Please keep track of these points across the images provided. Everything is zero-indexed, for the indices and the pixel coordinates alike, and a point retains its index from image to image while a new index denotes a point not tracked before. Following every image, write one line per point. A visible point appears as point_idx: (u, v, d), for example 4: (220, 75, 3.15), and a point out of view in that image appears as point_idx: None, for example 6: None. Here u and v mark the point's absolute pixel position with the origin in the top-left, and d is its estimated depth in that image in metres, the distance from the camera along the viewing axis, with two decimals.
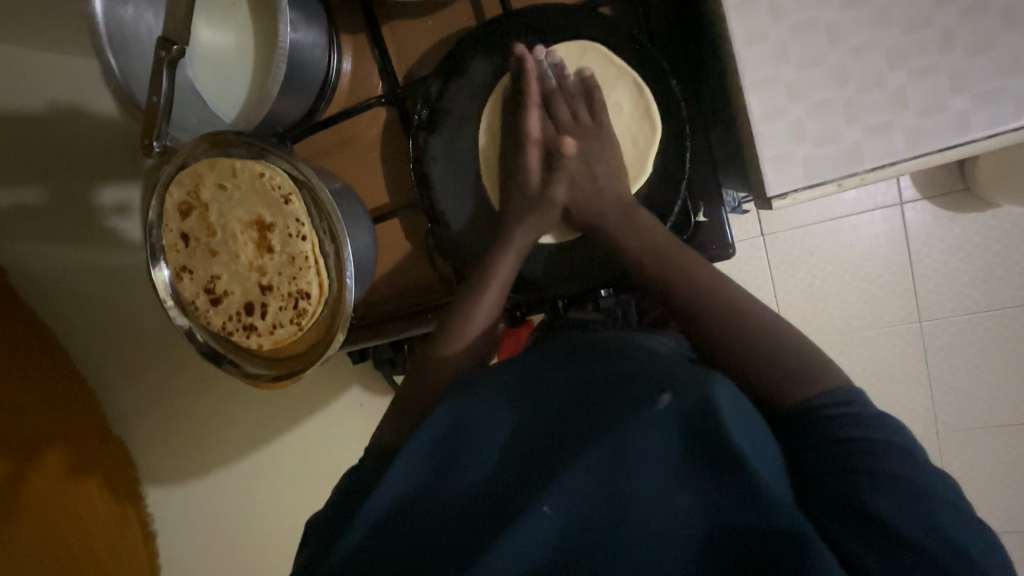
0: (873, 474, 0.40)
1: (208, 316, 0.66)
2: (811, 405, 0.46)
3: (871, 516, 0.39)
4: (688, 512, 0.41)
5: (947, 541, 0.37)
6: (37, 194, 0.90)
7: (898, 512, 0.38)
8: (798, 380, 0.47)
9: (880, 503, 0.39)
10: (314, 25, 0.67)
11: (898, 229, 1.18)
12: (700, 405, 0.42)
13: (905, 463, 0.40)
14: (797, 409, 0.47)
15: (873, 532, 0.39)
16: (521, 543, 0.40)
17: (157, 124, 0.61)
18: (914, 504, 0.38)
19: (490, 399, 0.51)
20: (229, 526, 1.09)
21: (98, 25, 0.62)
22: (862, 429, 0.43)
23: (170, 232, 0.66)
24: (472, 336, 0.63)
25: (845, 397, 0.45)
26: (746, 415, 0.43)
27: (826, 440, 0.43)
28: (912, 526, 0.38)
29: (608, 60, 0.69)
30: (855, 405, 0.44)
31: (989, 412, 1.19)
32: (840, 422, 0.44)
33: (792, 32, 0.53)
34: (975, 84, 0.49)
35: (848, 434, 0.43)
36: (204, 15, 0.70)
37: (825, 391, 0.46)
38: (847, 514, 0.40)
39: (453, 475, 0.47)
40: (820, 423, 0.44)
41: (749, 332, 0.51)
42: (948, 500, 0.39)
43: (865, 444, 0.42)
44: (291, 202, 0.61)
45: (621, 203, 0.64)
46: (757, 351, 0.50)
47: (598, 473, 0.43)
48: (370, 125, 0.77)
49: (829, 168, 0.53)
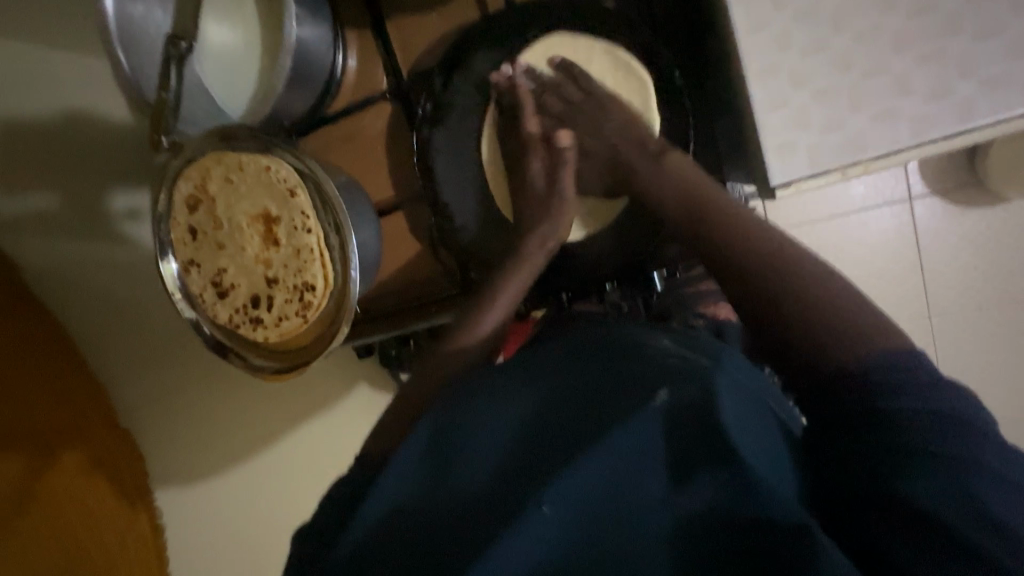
0: (920, 462, 0.40)
1: (215, 308, 0.67)
2: (863, 372, 0.45)
3: (917, 509, 0.39)
4: (680, 503, 0.41)
5: (992, 524, 0.37)
6: (51, 200, 0.91)
7: (942, 500, 0.39)
8: (852, 337, 0.46)
9: (921, 492, 0.39)
10: (321, 20, 0.68)
11: (907, 224, 1.17)
12: (700, 403, 0.44)
13: (953, 440, 0.40)
14: (849, 372, 0.45)
15: (919, 526, 0.39)
16: (533, 538, 0.40)
17: (166, 118, 0.62)
18: (957, 487, 0.39)
19: (490, 396, 0.51)
20: (237, 521, 1.10)
21: (108, 22, 0.63)
22: (918, 401, 0.42)
23: (178, 226, 0.67)
24: (493, 327, 0.63)
25: (901, 361, 0.44)
26: (746, 407, 0.46)
27: (873, 422, 0.43)
28: (958, 514, 0.38)
29: (604, 49, 0.69)
30: (912, 368, 0.44)
31: (1002, 410, 1.17)
32: (891, 391, 0.43)
33: (795, 19, 0.53)
34: (981, 68, 0.49)
35: (900, 414, 0.42)
36: (212, 12, 0.71)
37: (884, 352, 0.45)
38: (893, 507, 0.40)
39: (453, 468, 0.46)
40: (867, 403, 0.43)
41: (797, 296, 0.50)
42: (999, 477, 0.39)
43: (913, 421, 0.41)
44: (297, 195, 0.62)
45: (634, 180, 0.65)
46: (811, 310, 0.49)
47: (600, 470, 0.42)
48: (375, 120, 0.78)
49: (834, 155, 0.53)
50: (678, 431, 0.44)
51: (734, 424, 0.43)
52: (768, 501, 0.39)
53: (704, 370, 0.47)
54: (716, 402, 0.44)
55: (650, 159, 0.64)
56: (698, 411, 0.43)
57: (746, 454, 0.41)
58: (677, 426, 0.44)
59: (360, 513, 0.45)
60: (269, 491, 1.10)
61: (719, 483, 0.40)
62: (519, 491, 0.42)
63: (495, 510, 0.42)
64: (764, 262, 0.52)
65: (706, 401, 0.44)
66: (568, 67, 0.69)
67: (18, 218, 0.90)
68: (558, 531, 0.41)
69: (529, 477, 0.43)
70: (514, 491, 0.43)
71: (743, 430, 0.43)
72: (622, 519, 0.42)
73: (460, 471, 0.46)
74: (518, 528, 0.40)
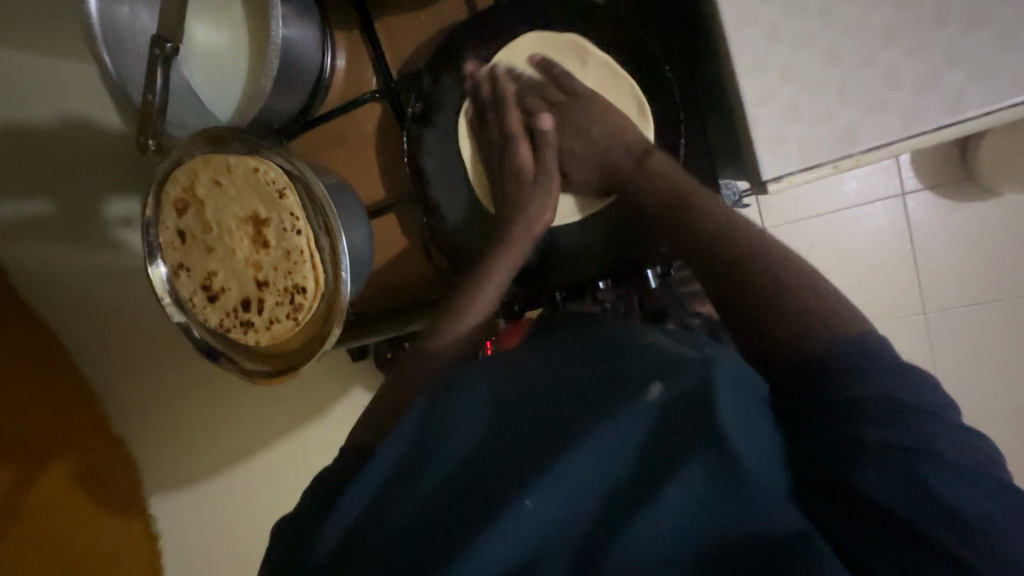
0: (869, 450, 0.40)
1: (205, 312, 0.66)
2: (820, 355, 0.45)
3: (864, 497, 0.38)
4: (675, 502, 0.38)
5: (950, 514, 0.36)
6: (45, 205, 0.91)
7: (892, 485, 0.38)
8: (810, 323, 0.46)
9: (871, 478, 0.39)
10: (307, 21, 0.67)
11: (900, 219, 1.17)
12: (692, 393, 0.41)
13: (908, 431, 0.39)
14: (809, 360, 0.45)
15: (872, 516, 0.38)
16: (509, 542, 0.38)
17: (152, 122, 0.61)
18: (912, 476, 0.38)
19: (473, 390, 0.50)
20: (229, 527, 1.09)
21: (93, 24, 0.62)
22: (873, 385, 0.41)
23: (167, 229, 0.67)
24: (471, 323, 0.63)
25: (860, 345, 0.44)
26: (749, 401, 0.42)
27: (825, 412, 0.43)
28: (912, 503, 0.37)
29: (575, 50, 0.69)
30: (864, 355, 0.43)
31: (998, 404, 1.17)
32: (842, 376, 0.43)
33: (783, 13, 0.53)
34: (968, 60, 0.49)
35: (854, 397, 0.42)
36: (198, 14, 0.70)
37: (838, 339, 0.44)
38: (842, 496, 0.40)
39: (428, 470, 0.45)
40: (821, 386, 0.44)
41: (771, 283, 0.50)
42: (956, 466, 0.38)
43: (864, 409, 0.41)
44: (286, 196, 0.61)
45: (632, 151, 0.64)
46: (782, 300, 0.49)
47: (583, 464, 0.40)
48: (366, 120, 0.77)
49: (825, 149, 0.53)
50: (672, 423, 0.41)
51: (732, 414, 0.40)
52: (759, 497, 0.37)
53: (703, 359, 0.44)
54: (717, 391, 0.40)
55: (633, 160, 0.64)
56: (696, 401, 0.40)
57: (740, 447, 0.38)
58: (672, 417, 0.41)
59: (337, 507, 0.45)
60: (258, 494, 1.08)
61: (713, 474, 0.38)
62: (500, 489, 0.41)
63: (472, 508, 0.41)
64: (738, 252, 0.53)
65: (705, 390, 0.41)
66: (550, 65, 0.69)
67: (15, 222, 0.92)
68: (537, 527, 0.39)
69: (509, 474, 0.42)
70: (491, 493, 0.41)
71: (743, 423, 0.40)
72: (607, 518, 0.39)
73: (441, 468, 0.44)
74: (493, 529, 0.38)
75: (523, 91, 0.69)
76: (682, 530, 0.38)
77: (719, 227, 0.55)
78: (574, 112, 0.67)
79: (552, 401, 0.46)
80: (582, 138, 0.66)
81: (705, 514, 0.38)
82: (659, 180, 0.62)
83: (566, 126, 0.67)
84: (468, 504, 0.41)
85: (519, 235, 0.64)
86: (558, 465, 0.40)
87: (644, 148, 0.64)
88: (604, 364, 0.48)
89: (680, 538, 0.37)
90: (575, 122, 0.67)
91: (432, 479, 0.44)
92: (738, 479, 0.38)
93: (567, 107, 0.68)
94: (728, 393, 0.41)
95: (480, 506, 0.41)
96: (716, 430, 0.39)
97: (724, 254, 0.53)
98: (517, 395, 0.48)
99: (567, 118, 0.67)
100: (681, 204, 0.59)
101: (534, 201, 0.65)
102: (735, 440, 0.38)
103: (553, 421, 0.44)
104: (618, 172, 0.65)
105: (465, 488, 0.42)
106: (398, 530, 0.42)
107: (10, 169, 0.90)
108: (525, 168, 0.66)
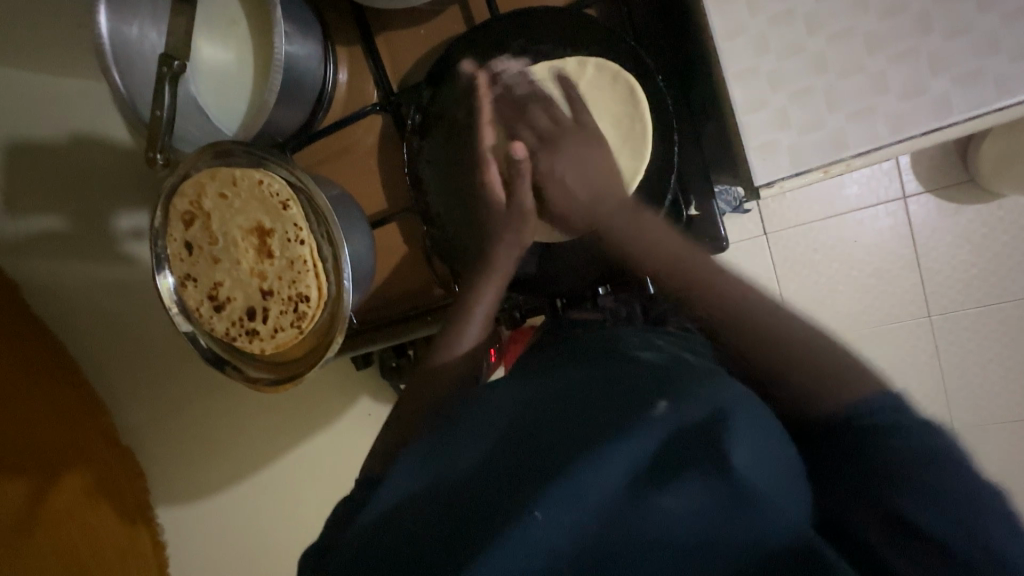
0: (908, 490, 0.40)
1: (211, 322, 0.68)
2: (845, 418, 0.45)
3: (916, 535, 0.39)
4: (675, 510, 0.40)
5: (983, 546, 0.38)
6: (58, 221, 0.93)
7: (941, 529, 0.39)
8: (838, 386, 0.46)
9: (920, 516, 0.39)
10: (309, 38, 0.69)
11: (902, 222, 1.17)
12: (703, 416, 0.42)
13: (944, 476, 0.40)
14: (837, 420, 0.46)
15: (918, 553, 0.39)
16: (519, 548, 0.39)
17: (160, 137, 0.63)
18: (950, 513, 0.39)
19: (481, 410, 0.51)
20: (241, 534, 1.11)
21: (103, 43, 0.64)
22: (909, 440, 0.42)
23: (174, 241, 0.68)
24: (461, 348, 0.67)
25: (890, 406, 0.44)
26: (757, 415, 0.43)
27: (862, 463, 0.43)
28: (950, 536, 0.38)
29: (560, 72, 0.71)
30: (890, 411, 0.44)
31: (1007, 407, 1.17)
32: (876, 441, 0.43)
33: (770, 24, 0.54)
34: (953, 66, 0.50)
35: (888, 458, 0.42)
36: (205, 33, 0.73)
37: (870, 399, 0.45)
38: (894, 535, 0.40)
39: (445, 476, 0.45)
40: (856, 440, 0.44)
41: (775, 322, 0.50)
42: (991, 505, 0.39)
43: (900, 467, 0.41)
44: (289, 208, 0.63)
45: (626, 206, 0.65)
46: (793, 356, 0.48)
47: (592, 483, 0.40)
48: (367, 133, 0.79)
49: (814, 155, 0.54)
50: (677, 442, 0.42)
51: (737, 433, 0.41)
52: (763, 506, 0.39)
53: (708, 380, 0.46)
54: (724, 416, 0.42)
55: (627, 212, 0.65)
56: (709, 424, 0.42)
57: (741, 466, 0.40)
58: (676, 436, 0.42)
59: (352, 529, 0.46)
60: (270, 501, 1.11)
61: (712, 491, 0.40)
62: (508, 507, 0.41)
63: (478, 521, 0.41)
64: (747, 314, 0.52)
65: (715, 415, 0.42)
66: (565, 86, 0.71)
67: (22, 236, 0.91)
68: (544, 546, 0.39)
69: (516, 490, 0.42)
70: (501, 506, 0.41)
71: (749, 442, 0.41)
72: (609, 524, 0.40)
73: (448, 482, 0.44)
74: (506, 538, 0.39)
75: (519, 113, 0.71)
76: (680, 535, 0.39)
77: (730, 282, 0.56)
78: (570, 147, 0.70)
79: (559, 412, 0.46)
80: (576, 174, 0.69)
81: (704, 521, 0.40)
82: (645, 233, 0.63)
83: (562, 156, 0.69)
84: (476, 510, 0.41)
85: (502, 259, 0.69)
86: (566, 485, 0.40)
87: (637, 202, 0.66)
88: (607, 378, 0.49)
89: (679, 556, 0.39)
90: (571, 155, 0.69)
91: (440, 494, 0.44)
92: (734, 488, 0.40)
93: (567, 135, 0.70)
94: (733, 412, 0.43)
95: (490, 514, 0.41)
96: (724, 451, 0.41)
97: (732, 306, 0.54)
98: (524, 411, 0.48)
99: (561, 147, 0.70)
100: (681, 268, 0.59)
101: (508, 238, 0.69)
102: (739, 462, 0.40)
103: (561, 432, 0.44)
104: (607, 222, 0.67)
105: (471, 504, 0.42)
106: (406, 534, 0.42)
107: (24, 189, 0.90)
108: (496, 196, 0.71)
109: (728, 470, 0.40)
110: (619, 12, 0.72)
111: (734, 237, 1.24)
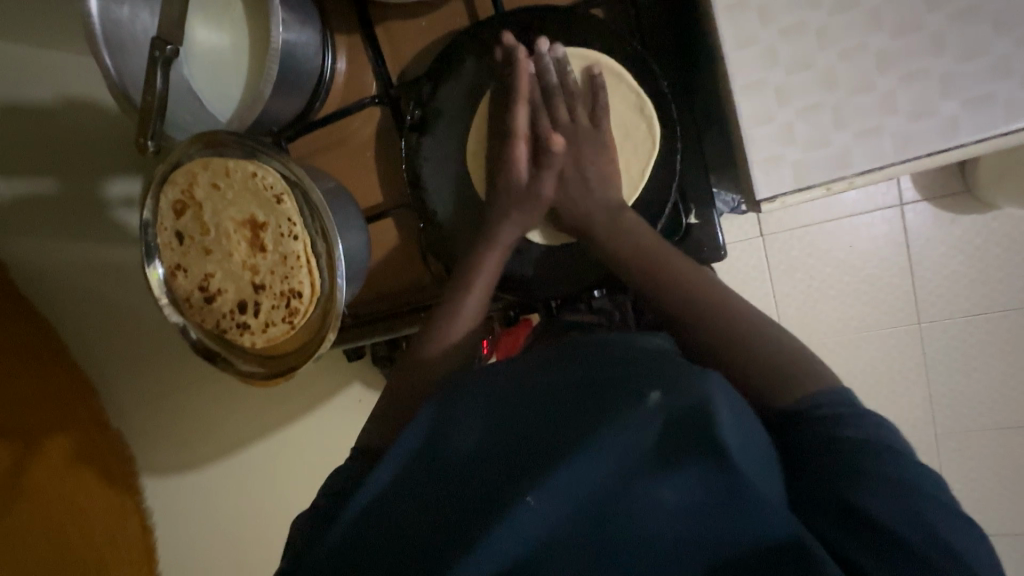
0: (865, 473, 0.39)
1: (201, 314, 0.67)
2: (797, 411, 0.46)
3: (863, 516, 0.37)
4: (670, 505, 0.39)
5: (937, 538, 0.36)
6: (49, 185, 0.90)
7: (893, 513, 0.37)
8: (789, 382, 0.48)
9: (870, 502, 0.38)
10: (308, 25, 0.67)
11: (897, 229, 1.17)
12: (691, 409, 0.39)
13: (897, 464, 0.40)
14: (789, 416, 0.47)
15: (871, 535, 0.37)
16: (512, 539, 0.39)
17: (151, 124, 0.61)
18: (904, 501, 0.38)
19: (476, 396, 0.49)
20: (229, 520, 1.11)
21: (93, 24, 0.62)
22: (857, 429, 0.43)
23: (165, 230, 0.67)
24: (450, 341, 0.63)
25: (838, 398, 0.45)
26: (746, 416, 0.41)
27: (821, 443, 0.43)
28: (906, 525, 0.37)
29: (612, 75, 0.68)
30: (846, 406, 0.44)
31: (988, 416, 1.19)
32: (831, 425, 0.43)
33: (781, 36, 0.53)
34: (963, 89, 0.49)
35: (846, 436, 0.42)
36: (200, 16, 0.71)
37: (817, 392, 0.46)
38: (843, 517, 0.38)
39: (443, 467, 0.45)
40: (815, 424, 0.44)
41: (739, 342, 0.51)
42: (936, 497, 0.38)
43: (860, 446, 0.41)
44: (283, 202, 0.62)
45: (609, 204, 0.64)
46: (756, 356, 0.50)
47: (586, 476, 0.40)
48: (365, 124, 0.78)
49: (817, 172, 0.54)
50: (671, 436, 0.40)
51: (733, 430, 0.39)
52: (759, 505, 0.37)
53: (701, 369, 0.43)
54: (716, 406, 0.39)
55: (610, 215, 0.63)
56: (698, 415, 0.39)
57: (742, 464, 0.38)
58: (667, 427, 0.40)
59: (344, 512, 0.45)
60: (254, 483, 1.12)
61: (712, 490, 0.38)
62: (504, 496, 0.41)
63: (472, 513, 0.41)
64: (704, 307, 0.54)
65: (702, 403, 0.39)
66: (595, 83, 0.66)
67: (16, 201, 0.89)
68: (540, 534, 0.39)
69: (512, 485, 0.41)
70: (495, 496, 0.41)
71: (743, 440, 0.40)
72: (600, 519, 0.40)
73: (448, 473, 0.44)
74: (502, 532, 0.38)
75: (552, 95, 0.66)
76: (676, 534, 0.38)
77: (696, 282, 0.56)
78: (585, 147, 0.65)
79: (555, 406, 0.45)
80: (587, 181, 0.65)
81: (702, 518, 0.38)
82: (636, 237, 0.61)
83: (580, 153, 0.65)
84: (475, 507, 0.41)
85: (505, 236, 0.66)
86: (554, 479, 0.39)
87: (620, 203, 0.64)
88: (599, 370, 0.46)
89: (676, 553, 0.38)
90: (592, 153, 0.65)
91: (431, 487, 0.44)
92: (735, 490, 0.38)
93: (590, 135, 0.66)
94: (724, 406, 0.40)
95: (488, 507, 0.41)
96: (717, 448, 0.38)
97: (687, 299, 0.55)
98: (522, 404, 0.46)
99: (584, 145, 0.65)
100: (652, 263, 0.58)
101: (513, 218, 0.67)
102: (739, 461, 0.38)
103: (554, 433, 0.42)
104: (592, 225, 0.64)
105: (469, 498, 0.42)
106: (402, 527, 0.42)
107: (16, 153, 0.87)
108: (517, 172, 0.66)
109: (726, 467, 0.38)
110: (625, 12, 0.70)
111: (731, 237, 1.24)
